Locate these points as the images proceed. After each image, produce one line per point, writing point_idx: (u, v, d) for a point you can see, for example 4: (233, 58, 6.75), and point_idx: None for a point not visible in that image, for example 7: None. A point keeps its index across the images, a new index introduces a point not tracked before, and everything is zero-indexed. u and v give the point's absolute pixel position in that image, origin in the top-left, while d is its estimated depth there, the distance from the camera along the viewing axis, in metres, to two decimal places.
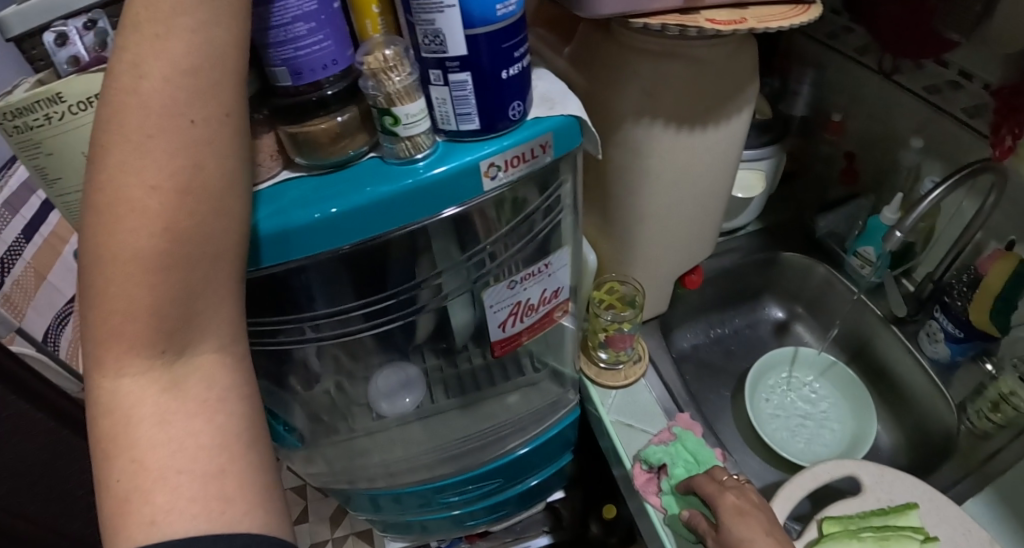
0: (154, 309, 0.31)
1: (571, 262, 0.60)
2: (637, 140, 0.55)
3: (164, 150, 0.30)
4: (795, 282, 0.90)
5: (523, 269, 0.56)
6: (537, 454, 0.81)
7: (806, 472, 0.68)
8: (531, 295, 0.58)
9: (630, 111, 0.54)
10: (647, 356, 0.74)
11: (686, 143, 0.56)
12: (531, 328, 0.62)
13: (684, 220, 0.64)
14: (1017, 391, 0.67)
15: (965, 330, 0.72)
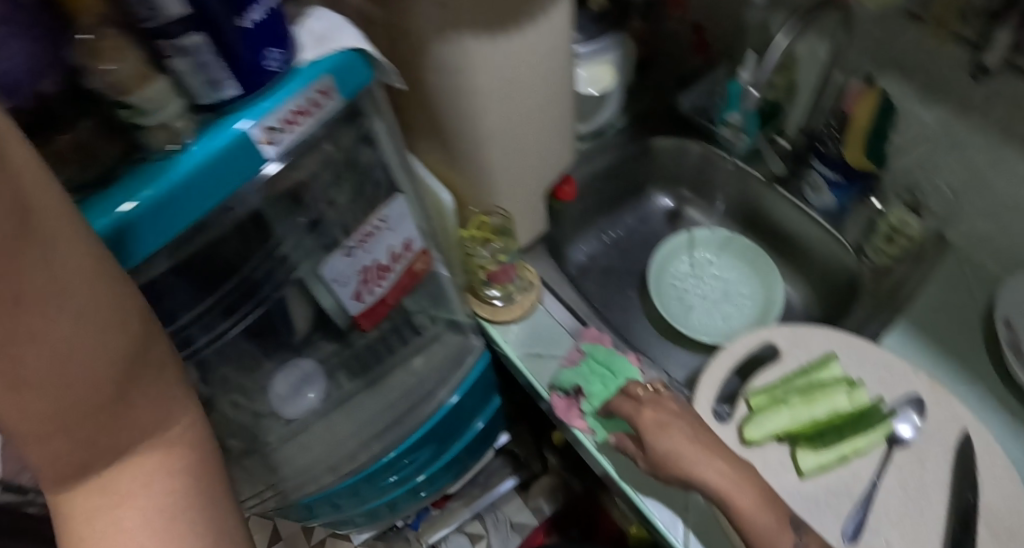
0: (88, 429, 0.27)
1: (413, 208, 0.56)
2: (454, 58, 0.51)
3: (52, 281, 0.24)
4: (670, 166, 0.88)
5: (356, 232, 0.51)
6: (467, 404, 0.81)
7: (723, 351, 0.68)
8: (377, 256, 0.54)
9: (438, 25, 0.49)
10: (537, 282, 0.73)
11: (508, 52, 0.52)
12: (393, 288, 0.60)
13: (530, 129, 0.62)
14: (908, 218, 0.73)
15: (845, 173, 0.75)
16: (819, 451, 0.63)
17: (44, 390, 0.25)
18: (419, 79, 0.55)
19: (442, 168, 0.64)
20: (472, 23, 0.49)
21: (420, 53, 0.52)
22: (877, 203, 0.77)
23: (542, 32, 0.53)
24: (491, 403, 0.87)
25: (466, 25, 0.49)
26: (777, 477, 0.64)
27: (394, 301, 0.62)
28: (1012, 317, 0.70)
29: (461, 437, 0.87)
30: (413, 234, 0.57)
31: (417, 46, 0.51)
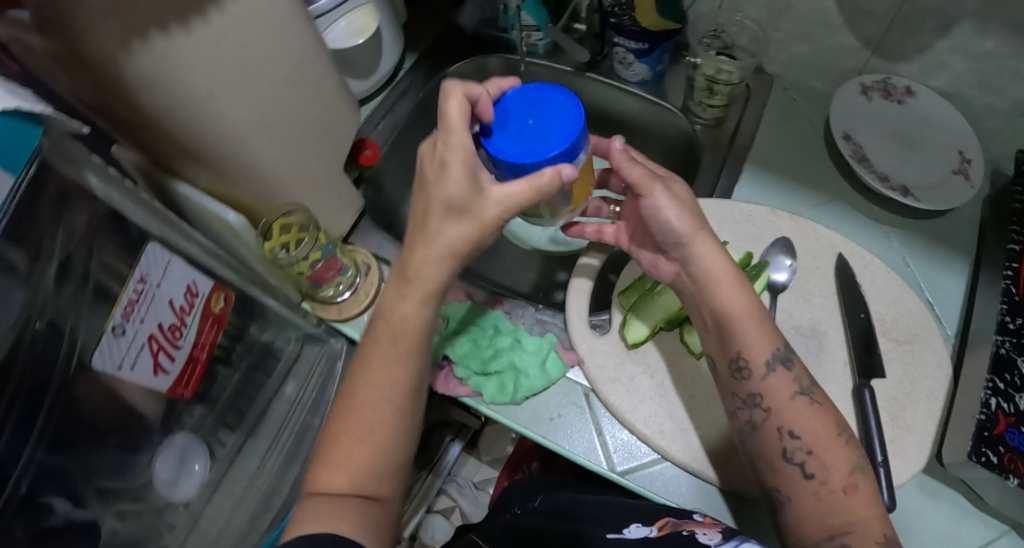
0: (362, 460, 0.45)
1: (185, 257, 0.52)
2: (158, 66, 0.46)
3: (388, 379, 0.46)
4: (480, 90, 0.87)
5: (116, 309, 0.46)
6: None
7: (580, 267, 0.66)
8: (156, 323, 0.50)
9: (115, 41, 0.43)
10: (373, 261, 0.70)
11: (217, 38, 0.49)
12: (197, 342, 0.57)
13: (284, 111, 0.58)
14: (720, 68, 0.70)
15: (646, 40, 0.72)
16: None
17: (371, 407, 0.46)
18: (133, 106, 0.49)
19: (217, 186, 0.59)
20: (151, 22, 0.44)
21: (116, 81, 0.46)
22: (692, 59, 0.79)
23: (247, 5, 0.50)
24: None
25: (146, 25, 0.44)
26: (674, 369, 0.61)
27: (207, 356, 0.59)
28: (851, 131, 0.70)
29: None
30: (194, 278, 0.53)
31: (107, 73, 0.45)
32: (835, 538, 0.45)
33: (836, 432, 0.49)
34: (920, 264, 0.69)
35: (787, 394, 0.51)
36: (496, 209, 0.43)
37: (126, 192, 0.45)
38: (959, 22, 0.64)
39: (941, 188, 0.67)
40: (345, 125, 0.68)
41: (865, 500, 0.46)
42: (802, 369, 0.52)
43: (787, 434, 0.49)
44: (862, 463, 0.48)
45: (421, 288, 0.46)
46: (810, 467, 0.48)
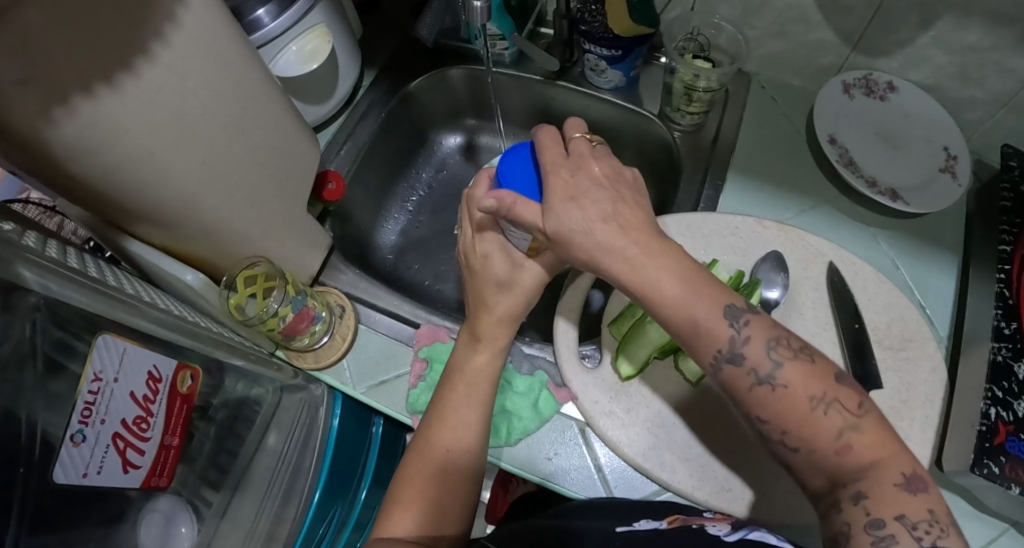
0: (441, 490, 0.50)
1: (160, 325, 0.49)
2: (90, 133, 0.42)
3: (467, 415, 0.53)
4: (444, 101, 0.82)
5: (72, 415, 0.42)
6: (347, 452, 0.78)
7: (566, 295, 0.64)
8: (119, 420, 0.45)
9: (34, 111, 0.38)
10: (349, 304, 0.66)
11: (152, 93, 0.44)
12: (171, 426, 0.52)
13: (239, 156, 0.54)
14: (698, 74, 0.66)
15: (619, 47, 0.68)
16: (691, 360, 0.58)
17: (445, 445, 0.51)
18: (67, 177, 0.44)
19: (174, 244, 0.55)
20: (72, 86, 0.40)
21: (41, 153, 0.41)
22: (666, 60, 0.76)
23: (183, 53, 0.46)
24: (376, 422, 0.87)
25: (67, 89, 0.40)
26: (670, 398, 0.59)
27: (180, 440, 0.54)
28: (835, 133, 0.68)
29: (360, 482, 0.85)
30: (153, 362, 0.48)
31: (30, 147, 0.40)
32: (847, 485, 0.41)
33: (810, 405, 0.42)
34: (910, 265, 0.67)
35: (745, 383, 0.44)
36: (530, 277, 0.54)
37: (63, 279, 0.41)
38: (940, 16, 0.61)
39: (928, 187, 0.65)
40: (306, 160, 0.63)
41: (872, 441, 0.41)
42: (761, 352, 0.44)
43: (756, 419, 0.44)
44: (853, 420, 0.41)
45: (493, 343, 0.55)
46: (792, 443, 0.43)
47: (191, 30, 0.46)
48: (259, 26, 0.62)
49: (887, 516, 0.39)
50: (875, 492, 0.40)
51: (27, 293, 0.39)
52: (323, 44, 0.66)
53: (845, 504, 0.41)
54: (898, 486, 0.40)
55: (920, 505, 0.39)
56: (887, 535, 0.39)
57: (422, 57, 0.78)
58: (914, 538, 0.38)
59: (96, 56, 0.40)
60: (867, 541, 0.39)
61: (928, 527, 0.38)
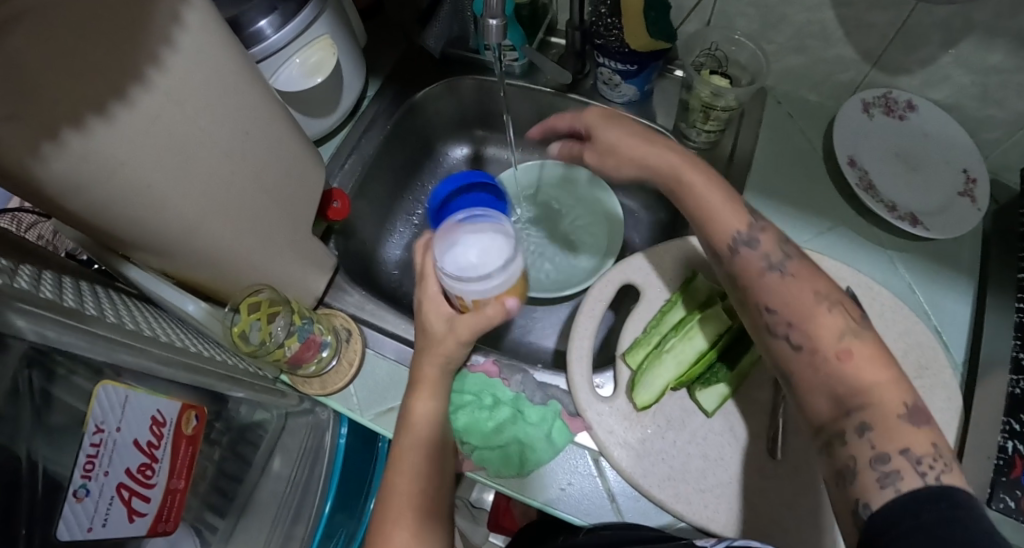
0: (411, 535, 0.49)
1: (154, 364, 0.48)
2: (81, 167, 0.39)
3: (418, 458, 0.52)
4: (451, 111, 0.80)
5: (77, 466, 0.40)
6: (352, 473, 0.79)
7: (581, 318, 0.62)
8: (124, 470, 0.44)
9: (21, 145, 0.36)
10: (355, 327, 0.65)
11: (149, 124, 0.42)
12: (177, 471, 0.50)
13: (242, 184, 0.52)
14: (717, 92, 0.65)
15: (635, 61, 0.67)
16: (725, 380, 0.58)
17: (402, 489, 0.51)
18: (59, 208, 0.42)
19: (175, 271, 0.53)
20: (62, 119, 0.37)
21: (30, 185, 0.39)
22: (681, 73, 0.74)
23: (179, 79, 0.43)
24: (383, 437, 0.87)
25: (55, 123, 0.37)
26: (685, 427, 0.58)
27: (186, 483, 0.52)
28: (855, 155, 0.67)
29: (366, 506, 0.85)
30: (157, 407, 0.47)
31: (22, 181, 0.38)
32: (852, 414, 0.43)
33: (813, 298, 0.48)
34: (926, 290, 0.66)
35: (757, 271, 0.51)
36: (467, 327, 0.53)
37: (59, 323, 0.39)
38: (964, 36, 0.60)
39: (947, 211, 0.64)
40: (310, 180, 0.61)
41: (870, 352, 0.45)
42: (773, 245, 0.52)
43: (765, 310, 0.50)
44: (852, 325, 0.47)
45: (428, 385, 0.54)
46: (796, 338, 0.48)
47: (189, 55, 0.43)
48: (262, 38, 0.60)
49: (892, 452, 0.41)
50: (881, 426, 0.42)
51: (21, 339, 0.37)
52: (327, 56, 0.63)
53: (850, 437, 0.43)
54: (900, 417, 0.42)
55: (926, 441, 0.41)
56: (892, 470, 0.40)
57: (429, 67, 0.76)
58: (919, 473, 0.40)
59: (88, 87, 0.37)
60: (872, 477, 0.41)
61: (931, 461, 0.40)
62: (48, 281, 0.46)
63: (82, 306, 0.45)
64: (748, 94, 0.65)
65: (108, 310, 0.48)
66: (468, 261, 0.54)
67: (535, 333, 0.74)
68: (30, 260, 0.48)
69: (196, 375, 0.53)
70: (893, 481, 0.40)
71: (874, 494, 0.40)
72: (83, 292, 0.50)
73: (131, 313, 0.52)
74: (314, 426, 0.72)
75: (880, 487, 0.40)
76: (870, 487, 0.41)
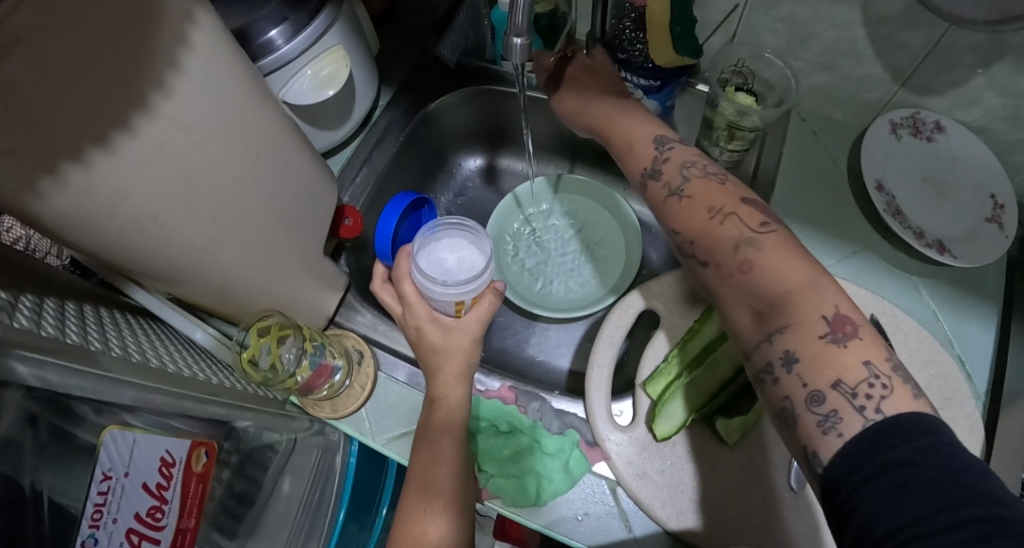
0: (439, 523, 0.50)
1: (160, 396, 0.46)
2: (83, 202, 0.37)
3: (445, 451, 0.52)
4: (465, 122, 0.78)
5: (86, 516, 0.38)
6: (361, 490, 0.78)
7: (599, 343, 0.61)
8: (132, 515, 0.42)
9: (19, 183, 0.33)
10: (367, 348, 0.63)
11: (154, 154, 0.40)
12: (187, 510, 0.49)
13: (252, 208, 0.50)
14: (744, 112, 0.63)
15: (658, 77, 0.64)
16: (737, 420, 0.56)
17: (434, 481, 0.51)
18: (60, 240, 0.39)
19: (182, 295, 0.51)
20: (63, 153, 0.35)
21: (31, 222, 0.37)
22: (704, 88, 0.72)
23: (186, 105, 0.41)
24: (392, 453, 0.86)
25: (56, 157, 0.35)
26: (706, 458, 0.57)
27: (196, 521, 0.50)
28: (883, 179, 0.65)
29: (375, 518, 0.85)
30: (166, 447, 0.45)
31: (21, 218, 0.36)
32: (775, 341, 0.42)
33: (708, 215, 0.48)
34: (952, 319, 0.65)
35: (662, 198, 0.52)
36: (471, 323, 0.55)
37: (62, 368, 0.38)
38: (999, 58, 0.58)
39: (974, 238, 0.63)
40: (322, 199, 0.59)
41: (770, 254, 0.44)
42: (676, 171, 0.52)
43: (673, 234, 0.51)
44: (749, 234, 0.46)
45: (445, 403, 0.53)
46: (702, 256, 0.48)
47: (195, 79, 0.41)
48: (272, 50, 0.57)
49: (823, 386, 0.39)
50: (808, 354, 0.40)
51: (20, 385, 0.36)
52: (340, 69, 0.60)
53: (779, 372, 0.41)
54: (824, 338, 0.40)
55: (856, 361, 0.39)
56: (829, 411, 0.38)
57: (443, 76, 0.73)
58: (854, 407, 0.37)
59: (89, 117, 0.35)
60: (812, 420, 0.39)
61: (867, 390, 0.37)
62: (50, 311, 0.44)
63: (86, 340, 0.43)
64: (775, 114, 0.63)
65: (112, 340, 0.47)
66: (444, 265, 0.59)
67: (548, 353, 0.73)
68: (31, 287, 0.47)
69: (203, 403, 0.51)
70: (835, 423, 0.37)
71: (820, 442, 0.38)
72: (88, 319, 0.48)
73: (137, 340, 0.51)
74: (324, 449, 0.71)
75: (823, 433, 0.38)
76: (811, 431, 0.39)
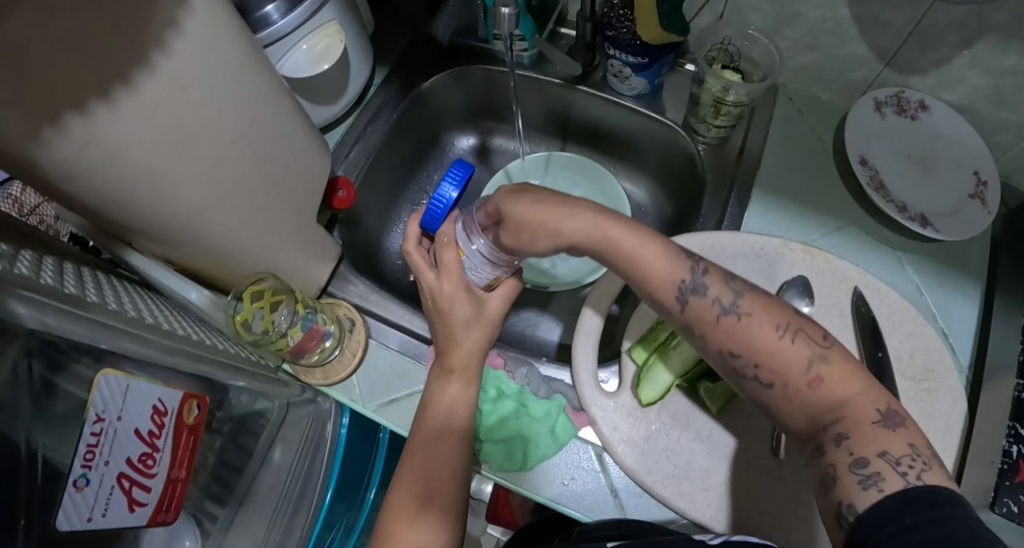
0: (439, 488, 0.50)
1: (154, 350, 0.47)
2: (83, 152, 0.38)
3: (450, 421, 0.53)
4: (458, 102, 0.80)
5: (76, 455, 0.40)
6: (352, 467, 0.78)
7: (587, 312, 0.62)
8: (124, 460, 0.43)
9: (21, 131, 0.35)
10: (359, 317, 0.65)
11: (152, 107, 0.40)
12: (177, 461, 0.50)
13: (248, 172, 0.51)
14: (727, 87, 0.64)
15: (646, 54, 0.65)
16: (709, 389, 0.57)
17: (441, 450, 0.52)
18: (60, 192, 0.41)
19: (177, 258, 0.52)
20: (64, 101, 0.36)
21: (32, 170, 0.38)
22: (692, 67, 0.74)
23: (186, 63, 0.41)
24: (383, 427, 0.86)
25: (57, 106, 0.36)
26: (690, 424, 0.57)
27: (187, 473, 0.52)
28: (866, 154, 0.66)
29: (363, 502, 0.85)
30: (158, 397, 0.46)
31: (22, 166, 0.37)
32: (829, 427, 0.43)
33: (777, 334, 0.45)
34: (935, 293, 0.65)
35: (712, 317, 0.48)
36: (497, 302, 0.58)
37: (61, 312, 0.38)
38: (980, 37, 0.59)
39: (956, 214, 0.64)
40: (318, 168, 0.61)
41: (840, 373, 0.44)
42: (722, 285, 0.49)
43: (729, 355, 0.47)
44: (819, 351, 0.45)
45: (466, 373, 0.55)
46: (766, 376, 0.45)
47: (194, 40, 0.41)
48: (268, 24, 0.58)
49: (870, 455, 0.40)
50: (857, 433, 0.41)
51: (20, 326, 0.37)
52: (334, 43, 0.62)
53: (829, 447, 0.42)
54: (876, 423, 0.42)
55: (901, 442, 0.40)
56: (872, 472, 0.39)
57: (437, 54, 0.75)
58: (898, 473, 0.38)
59: (90, 69, 0.36)
60: (852, 481, 0.39)
61: (910, 462, 0.39)
62: (47, 268, 0.45)
63: (83, 292, 0.44)
64: (760, 89, 0.64)
65: (107, 295, 0.48)
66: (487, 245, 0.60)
67: (535, 328, 0.75)
68: (32, 246, 0.47)
69: (197, 363, 0.52)
70: (875, 483, 0.38)
71: (857, 496, 0.38)
72: (86, 277, 0.49)
73: (133, 301, 0.51)
74: (316, 417, 0.72)
75: (863, 489, 0.38)
76: (850, 488, 0.39)
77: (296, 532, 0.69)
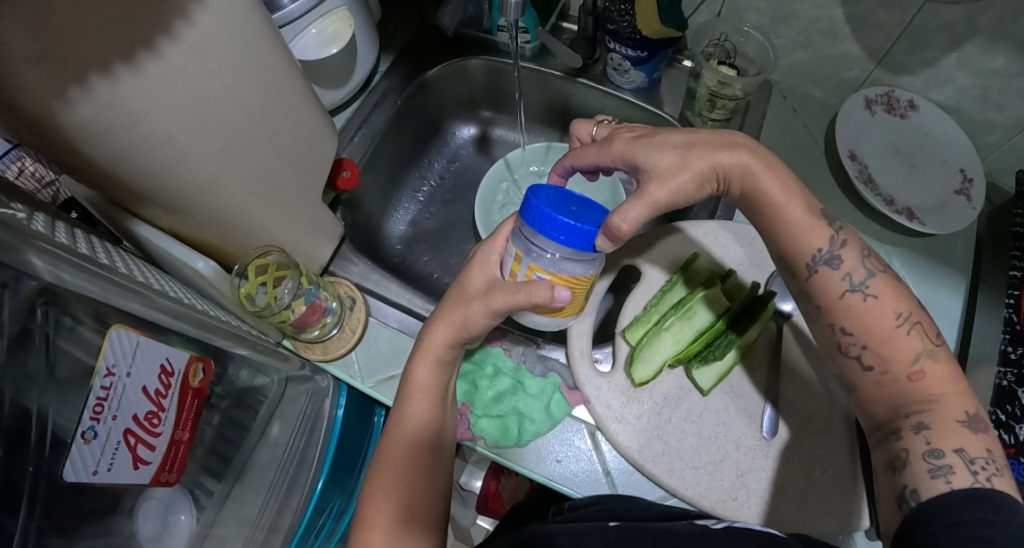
0: (416, 466, 0.51)
1: (166, 314, 0.48)
2: (104, 115, 0.39)
3: (422, 401, 0.53)
4: (459, 92, 0.82)
5: (87, 407, 0.41)
6: (348, 450, 0.79)
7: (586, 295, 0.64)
8: (130, 416, 0.45)
9: (47, 90, 0.36)
10: (358, 295, 0.67)
11: (174, 75, 0.42)
12: (181, 422, 0.52)
13: (258, 145, 0.52)
14: (722, 82, 0.67)
15: (645, 48, 0.68)
16: (714, 363, 0.59)
17: (409, 434, 0.52)
18: (78, 157, 0.42)
19: (183, 228, 0.54)
20: (91, 63, 0.37)
21: (52, 133, 0.39)
22: (689, 63, 0.76)
23: (206, 35, 0.43)
24: (376, 412, 0.88)
25: (82, 68, 0.37)
26: (681, 405, 0.59)
27: (190, 435, 0.53)
28: (856, 149, 0.68)
29: (356, 489, 0.86)
30: (166, 356, 0.47)
31: (43, 128, 0.38)
32: (911, 416, 0.44)
33: (895, 321, 0.46)
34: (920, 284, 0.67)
35: (837, 291, 0.49)
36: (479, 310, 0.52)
37: (76, 267, 0.39)
38: (968, 39, 0.61)
39: (944, 208, 0.66)
40: (330, 150, 0.63)
41: (944, 374, 0.44)
42: (857, 261, 0.49)
43: (840, 330, 0.48)
44: (930, 348, 0.45)
45: (428, 355, 0.54)
46: (869, 359, 0.46)
47: (214, 10, 0.43)
48: (279, 7, 0.60)
49: (946, 448, 0.41)
50: (938, 425, 0.42)
51: (36, 280, 0.38)
52: (343, 29, 0.63)
53: (906, 433, 0.43)
54: (961, 423, 0.42)
55: (979, 445, 0.41)
56: (945, 464, 0.40)
57: (443, 44, 0.78)
58: (971, 470, 0.39)
59: (116, 29, 0.37)
60: (923, 468, 0.41)
61: (985, 464, 0.40)
62: (61, 229, 0.45)
63: (94, 254, 0.45)
64: (754, 85, 0.66)
65: (116, 260, 0.49)
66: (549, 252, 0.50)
67: None
68: (40, 208, 0.47)
69: (203, 332, 0.53)
70: (945, 473, 0.39)
71: (924, 483, 0.39)
72: (92, 241, 0.49)
73: (138, 269, 0.52)
74: (313, 393, 0.71)
75: (931, 478, 0.40)
76: (918, 475, 0.40)
77: (290, 512, 0.69)
